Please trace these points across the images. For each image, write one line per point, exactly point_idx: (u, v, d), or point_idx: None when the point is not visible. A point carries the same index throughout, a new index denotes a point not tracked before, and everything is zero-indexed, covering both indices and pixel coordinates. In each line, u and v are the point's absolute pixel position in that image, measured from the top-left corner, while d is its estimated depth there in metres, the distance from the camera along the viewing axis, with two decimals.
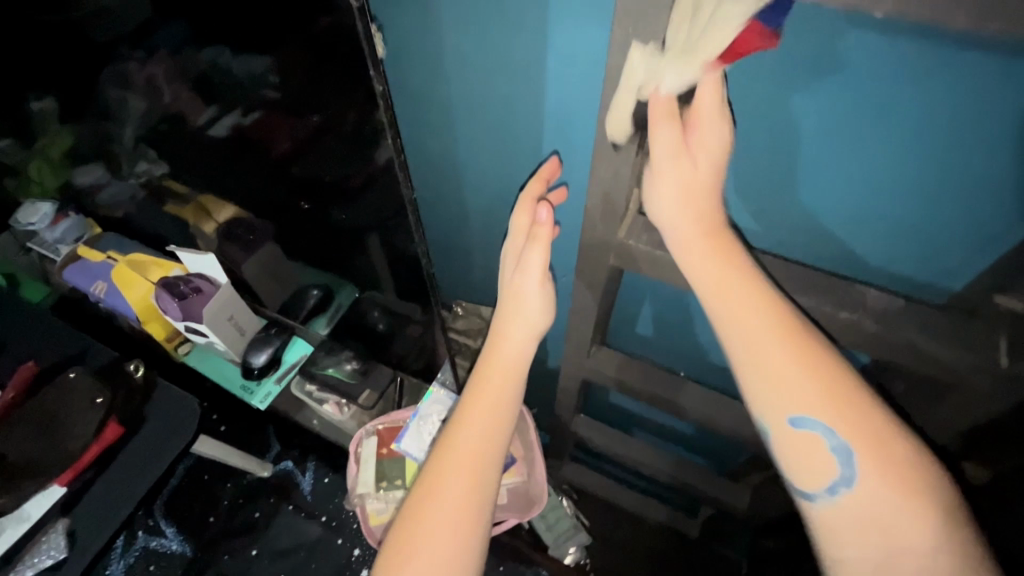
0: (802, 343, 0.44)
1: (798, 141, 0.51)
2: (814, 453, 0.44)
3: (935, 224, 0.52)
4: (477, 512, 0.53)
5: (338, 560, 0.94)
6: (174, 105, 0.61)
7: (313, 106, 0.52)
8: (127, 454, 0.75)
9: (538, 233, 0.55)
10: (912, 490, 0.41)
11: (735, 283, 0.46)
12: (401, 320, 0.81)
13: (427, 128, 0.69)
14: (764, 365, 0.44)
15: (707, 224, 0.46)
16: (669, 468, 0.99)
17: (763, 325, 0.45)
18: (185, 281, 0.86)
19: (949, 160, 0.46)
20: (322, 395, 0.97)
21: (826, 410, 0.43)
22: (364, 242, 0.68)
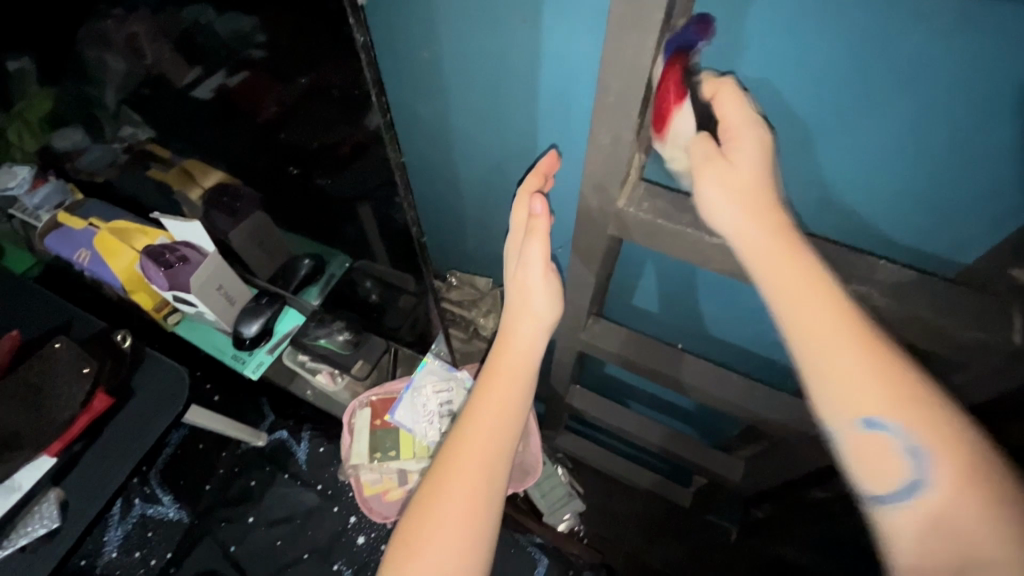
0: (877, 346, 0.40)
1: (815, 111, 0.48)
2: (880, 453, 0.40)
3: (949, 199, 0.50)
4: (485, 505, 0.54)
5: (334, 528, 0.92)
6: (156, 65, 0.57)
7: (297, 66, 0.48)
8: (117, 423, 0.75)
9: (536, 226, 0.55)
10: (963, 467, 0.38)
11: (804, 275, 0.42)
12: (394, 291, 0.79)
13: (418, 89, 0.66)
14: (830, 351, 0.40)
15: (758, 210, 0.43)
16: (663, 439, 0.99)
17: (835, 322, 0.41)
18: (170, 249, 0.83)
19: (972, 131, 0.44)
20: (314, 365, 0.96)
21: (898, 408, 0.39)
22: (355, 210, 0.66)
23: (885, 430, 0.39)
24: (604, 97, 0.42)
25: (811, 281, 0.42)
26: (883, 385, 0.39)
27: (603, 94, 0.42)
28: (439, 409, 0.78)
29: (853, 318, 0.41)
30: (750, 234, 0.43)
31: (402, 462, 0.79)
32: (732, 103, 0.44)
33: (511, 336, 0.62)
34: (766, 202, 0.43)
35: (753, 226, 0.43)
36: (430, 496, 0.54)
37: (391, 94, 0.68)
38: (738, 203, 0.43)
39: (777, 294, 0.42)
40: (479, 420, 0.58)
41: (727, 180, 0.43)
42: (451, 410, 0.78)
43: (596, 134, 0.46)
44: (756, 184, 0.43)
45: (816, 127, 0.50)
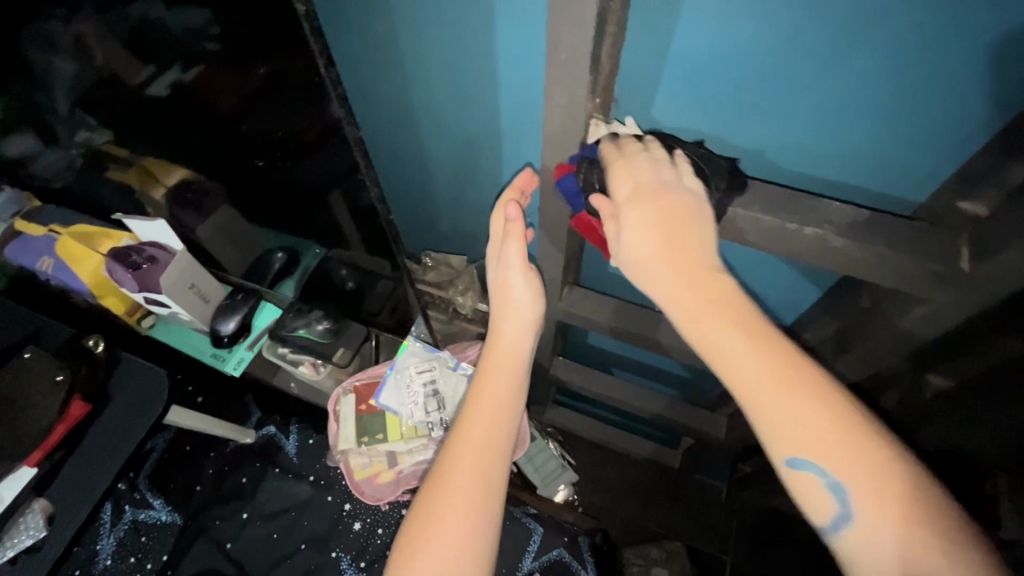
0: (804, 384, 0.40)
1: (760, 69, 0.45)
2: (817, 497, 0.39)
3: (907, 138, 0.47)
4: (486, 502, 0.54)
5: (331, 516, 0.93)
6: (105, 66, 0.56)
7: (253, 55, 0.48)
8: (97, 430, 0.73)
9: (511, 230, 0.59)
10: (887, 497, 0.37)
11: (733, 332, 0.41)
12: (370, 277, 0.79)
13: (374, 65, 0.63)
14: (752, 389, 0.40)
15: (684, 263, 0.44)
16: (647, 403, 1.01)
17: (763, 367, 0.40)
18: (137, 250, 0.80)
19: (930, 51, 0.40)
20: (296, 356, 0.94)
21: (827, 451, 0.39)
22: (326, 198, 0.65)
23: (812, 471, 0.39)
24: (556, 59, 0.41)
25: (740, 326, 0.42)
26: (810, 423, 0.39)
27: (553, 52, 0.41)
28: (424, 389, 0.78)
29: (775, 358, 0.40)
30: (675, 292, 0.43)
31: (390, 444, 0.78)
32: (615, 175, 0.47)
33: (498, 334, 0.64)
34: (702, 266, 0.44)
35: (678, 285, 0.43)
36: (432, 498, 0.54)
37: (346, 71, 0.66)
38: (679, 268, 0.43)
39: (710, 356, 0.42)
40: (477, 416, 0.59)
41: (636, 227, 0.45)
42: (436, 390, 0.78)
43: (551, 95, 0.45)
44: (674, 231, 0.44)
45: (770, 88, 0.47)
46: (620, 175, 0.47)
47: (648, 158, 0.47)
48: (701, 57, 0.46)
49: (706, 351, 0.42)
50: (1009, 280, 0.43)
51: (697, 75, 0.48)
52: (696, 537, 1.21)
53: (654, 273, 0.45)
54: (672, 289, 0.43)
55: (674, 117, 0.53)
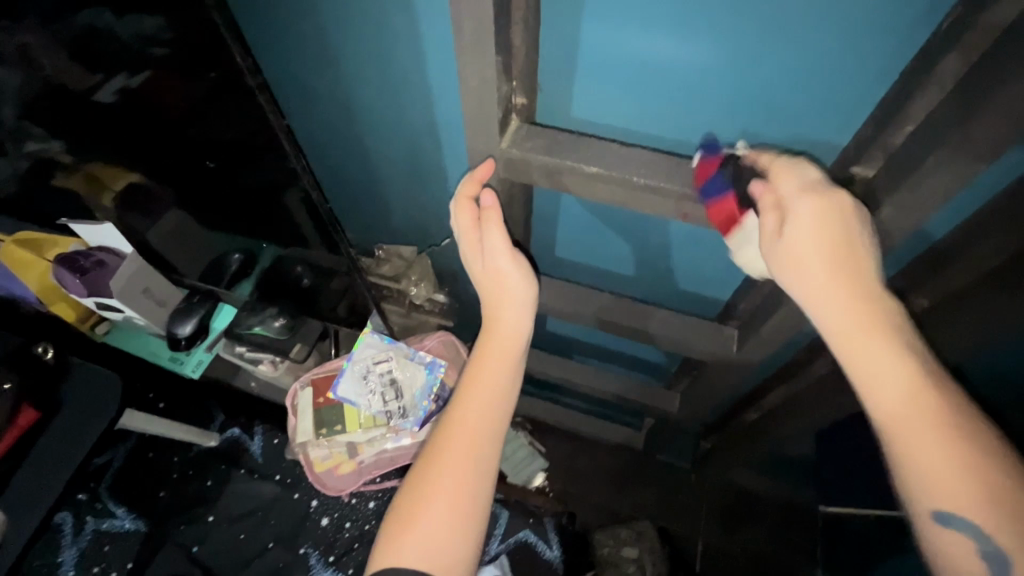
0: (971, 437, 0.40)
1: (669, 53, 0.48)
2: (965, 553, 0.39)
3: (811, 107, 0.49)
4: (474, 488, 0.54)
5: (297, 514, 0.93)
6: (53, 76, 0.55)
7: (201, 63, 0.51)
8: (47, 438, 0.73)
9: (488, 217, 0.57)
10: None
11: (902, 372, 0.42)
12: (326, 274, 0.83)
13: (299, 61, 0.63)
14: (908, 430, 0.41)
15: (849, 299, 0.44)
16: (603, 383, 1.05)
17: (926, 411, 0.41)
18: (85, 255, 0.81)
19: (818, 23, 0.42)
20: (254, 355, 0.93)
21: (979, 508, 0.38)
22: (281, 198, 0.69)
23: (964, 527, 0.39)
24: (464, 44, 0.43)
25: (913, 368, 0.42)
26: (969, 481, 0.39)
27: (460, 34, 0.42)
28: (381, 379, 0.79)
29: (943, 409, 0.40)
30: (838, 322, 0.44)
31: (349, 435, 0.79)
32: (785, 175, 0.46)
33: (497, 324, 0.61)
34: (872, 301, 0.44)
35: (842, 317, 0.44)
36: (420, 484, 0.54)
37: (271, 66, 0.65)
38: (848, 298, 0.44)
39: (863, 386, 0.43)
40: (470, 402, 0.58)
41: (797, 244, 0.44)
42: (394, 379, 0.79)
43: (464, 77, 0.46)
44: (837, 260, 0.44)
45: (683, 71, 0.49)
46: (784, 172, 0.46)
47: (813, 167, 0.46)
48: (611, 34, 0.48)
49: (865, 383, 0.43)
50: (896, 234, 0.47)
51: (610, 54, 0.50)
52: (666, 517, 1.24)
53: (817, 300, 0.45)
54: (841, 319, 0.44)
55: (592, 97, 0.55)
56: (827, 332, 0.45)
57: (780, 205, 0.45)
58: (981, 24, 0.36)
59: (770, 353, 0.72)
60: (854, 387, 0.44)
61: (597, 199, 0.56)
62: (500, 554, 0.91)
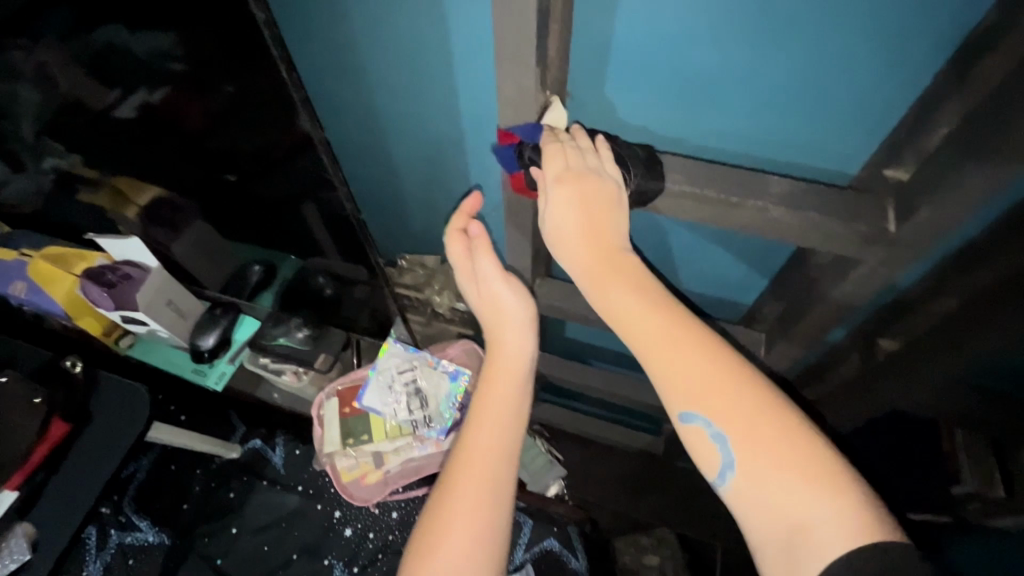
0: (705, 350, 0.44)
1: (701, 60, 0.48)
2: (706, 454, 0.43)
3: (844, 112, 0.49)
4: (491, 515, 0.54)
5: (321, 525, 0.93)
6: (71, 93, 0.58)
7: (223, 76, 0.52)
8: (77, 451, 0.73)
9: (479, 243, 0.62)
10: (788, 460, 0.40)
11: (633, 303, 0.47)
12: (348, 284, 0.83)
13: (330, 74, 0.64)
14: (658, 354, 0.45)
15: (598, 245, 0.50)
16: (623, 388, 1.05)
17: (657, 335, 0.45)
18: (112, 269, 0.83)
19: (853, 29, 0.43)
20: (278, 366, 0.94)
21: (731, 413, 0.42)
22: (301, 211, 0.69)
23: (709, 433, 0.43)
24: (503, 56, 0.44)
25: (649, 302, 0.47)
26: (726, 391, 0.43)
27: (500, 46, 0.43)
28: (406, 388, 0.79)
29: (685, 332, 0.45)
30: (585, 266, 0.50)
31: (376, 444, 0.79)
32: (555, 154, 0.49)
33: (499, 349, 0.62)
34: (615, 247, 0.50)
35: (589, 264, 0.50)
36: (436, 512, 0.55)
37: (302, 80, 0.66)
38: (630, 292, 0.48)
39: (660, 378, 0.45)
40: (476, 429, 0.58)
41: (567, 217, 0.50)
42: (419, 388, 0.79)
43: (501, 87, 0.47)
44: (579, 221, 0.49)
45: (714, 78, 0.50)
46: (553, 154, 0.49)
47: (559, 156, 0.49)
48: (643, 43, 0.49)
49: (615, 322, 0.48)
50: (931, 236, 0.47)
51: (642, 63, 0.51)
52: (685, 525, 1.23)
53: (571, 255, 0.51)
54: (639, 318, 0.46)
55: (624, 105, 0.55)
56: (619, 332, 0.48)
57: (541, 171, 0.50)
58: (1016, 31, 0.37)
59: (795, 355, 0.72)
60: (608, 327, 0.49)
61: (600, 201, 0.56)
62: (525, 562, 0.92)
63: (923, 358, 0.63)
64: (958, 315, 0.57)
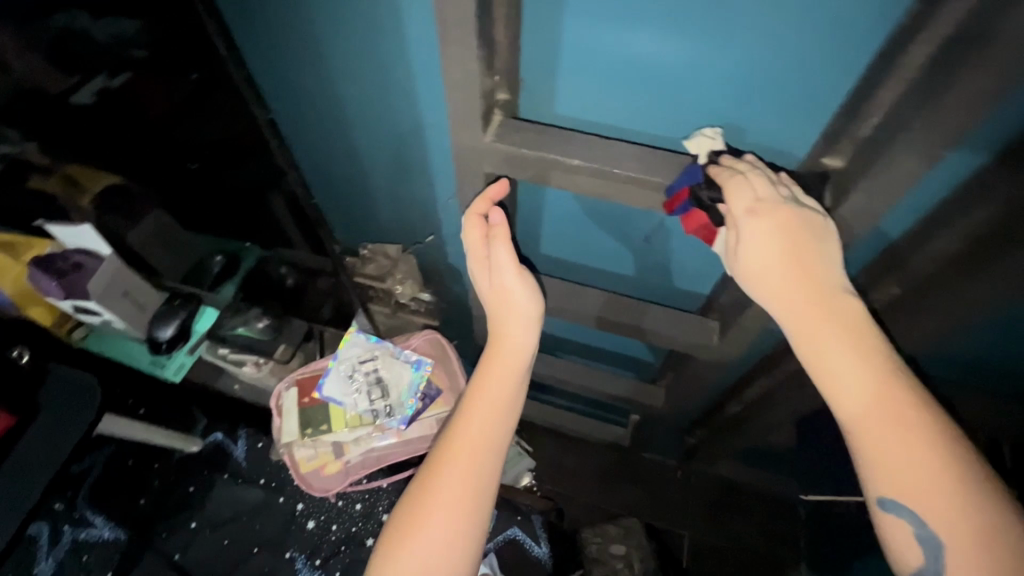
0: (921, 430, 0.43)
1: (643, 54, 0.49)
2: (906, 538, 0.44)
3: (781, 104, 0.50)
4: (476, 503, 0.55)
5: (283, 518, 0.92)
6: (24, 78, 0.51)
7: (185, 61, 0.58)
8: (23, 445, 0.71)
9: (496, 232, 0.61)
10: (987, 552, 0.41)
11: (856, 367, 0.45)
12: (311, 274, 0.89)
13: (283, 60, 0.63)
14: (869, 423, 0.44)
15: (808, 296, 0.48)
16: (590, 379, 1.06)
17: (874, 403, 0.44)
18: (63, 257, 0.79)
19: (782, 25, 0.44)
20: (238, 357, 0.92)
21: (938, 501, 0.42)
22: (266, 197, 0.76)
23: (904, 515, 0.43)
24: (448, 40, 0.44)
25: (867, 362, 0.46)
26: (939, 475, 0.42)
27: (444, 27, 0.43)
28: (367, 377, 0.79)
29: (908, 412, 0.44)
30: (795, 313, 0.48)
31: (335, 435, 0.78)
32: (738, 189, 0.49)
33: (504, 339, 0.62)
34: (828, 296, 0.48)
35: (798, 313, 0.48)
36: (421, 497, 0.55)
37: (257, 65, 0.65)
38: (852, 357, 0.46)
39: (865, 455, 0.45)
40: (473, 418, 0.58)
41: (769, 280, 0.49)
42: (379, 377, 0.79)
43: (448, 71, 0.47)
44: (778, 271, 0.49)
45: (657, 72, 0.51)
46: (739, 191, 0.49)
47: (758, 182, 0.49)
48: (586, 37, 0.50)
49: (828, 380, 0.46)
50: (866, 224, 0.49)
51: (587, 56, 0.51)
52: (652, 514, 1.25)
53: (777, 304, 0.49)
54: (851, 382, 0.45)
55: (573, 97, 0.56)
56: (824, 394, 0.47)
57: (728, 206, 0.50)
58: (934, 27, 0.39)
59: (750, 343, 0.74)
60: (816, 384, 0.48)
61: (553, 185, 0.59)
62: (491, 550, 0.92)
63: None
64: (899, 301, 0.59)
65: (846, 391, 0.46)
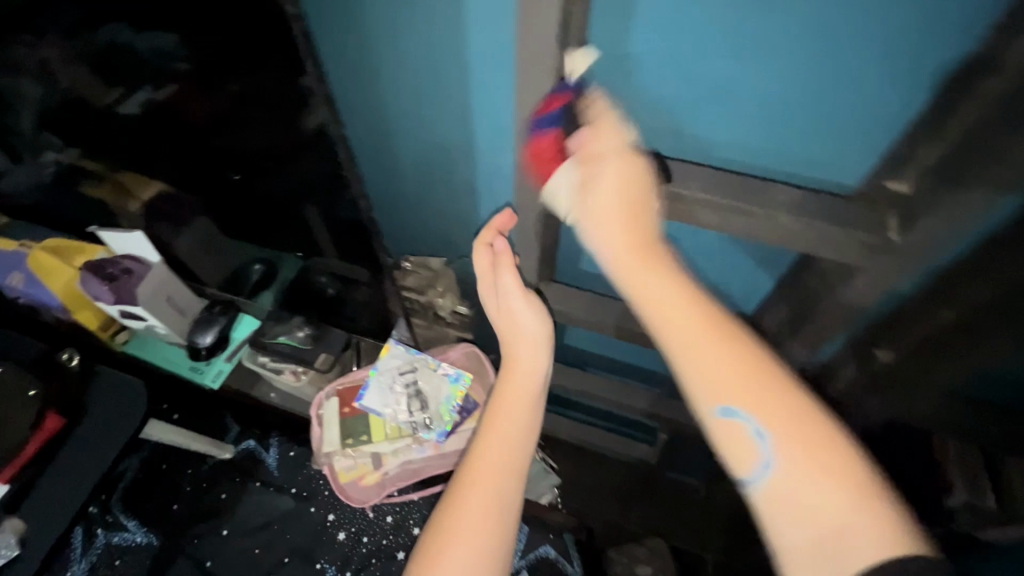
0: (736, 338, 0.44)
1: (706, 74, 0.52)
2: (739, 440, 0.41)
3: (842, 124, 0.52)
4: (501, 526, 0.54)
5: (314, 527, 0.92)
6: (70, 89, 0.60)
7: (223, 74, 0.53)
8: (70, 446, 0.72)
9: (501, 259, 0.65)
10: (816, 445, 0.40)
11: (662, 285, 0.46)
12: (351, 285, 0.83)
13: (349, 76, 0.65)
14: (682, 335, 0.44)
15: (625, 217, 0.49)
16: (621, 395, 1.06)
17: (690, 314, 0.45)
18: (113, 263, 0.81)
19: (843, 49, 0.46)
20: (277, 365, 0.92)
21: (763, 399, 0.41)
22: (299, 210, 0.69)
23: (740, 419, 0.42)
24: (524, 59, 0.47)
25: (662, 279, 0.47)
26: (753, 376, 0.42)
27: (522, 45, 0.45)
28: (406, 389, 0.79)
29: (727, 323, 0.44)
30: (604, 235, 0.49)
31: (375, 445, 0.79)
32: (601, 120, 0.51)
33: (515, 362, 0.63)
34: (642, 230, 0.49)
35: (611, 235, 0.49)
36: (445, 522, 0.54)
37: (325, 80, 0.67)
38: (664, 279, 0.47)
39: (693, 370, 0.44)
40: (492, 439, 0.58)
41: (598, 219, 0.50)
42: (419, 390, 0.79)
43: (520, 88, 0.49)
44: (617, 193, 0.49)
45: (720, 89, 0.53)
46: (604, 131, 0.50)
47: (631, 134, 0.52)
48: (652, 59, 0.52)
49: (643, 299, 0.47)
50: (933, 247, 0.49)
51: (652, 76, 0.54)
52: (677, 537, 1.23)
53: (599, 230, 0.50)
54: (662, 295, 0.46)
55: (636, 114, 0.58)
56: (647, 320, 0.47)
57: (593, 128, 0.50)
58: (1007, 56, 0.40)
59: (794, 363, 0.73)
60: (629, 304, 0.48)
61: None
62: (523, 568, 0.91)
63: (921, 368, 0.64)
64: (957, 325, 0.58)
65: (656, 306, 0.46)
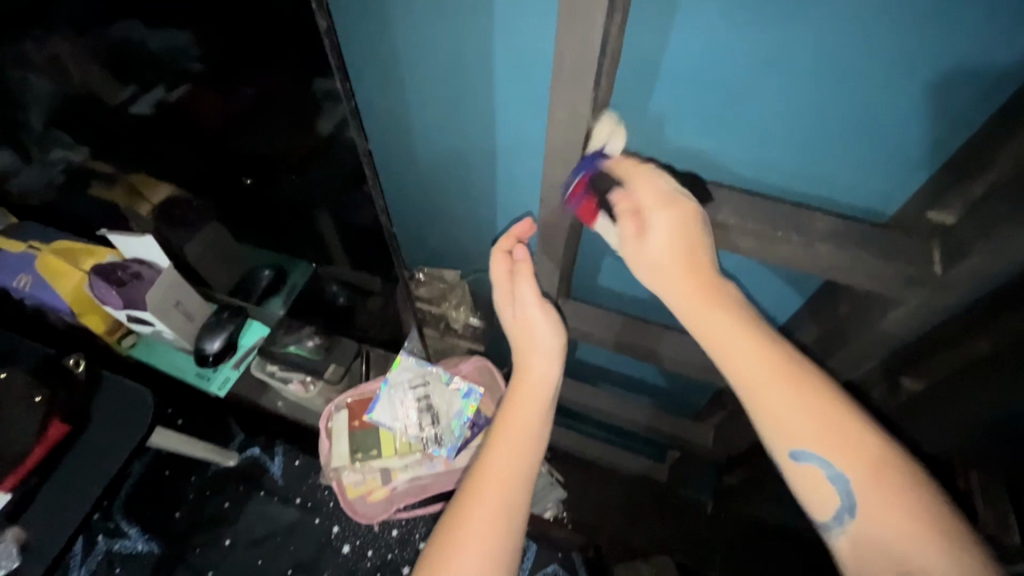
0: (802, 383, 0.46)
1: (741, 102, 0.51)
2: (817, 481, 0.46)
3: (880, 154, 0.52)
4: (504, 540, 0.51)
5: (318, 540, 0.90)
6: (83, 85, 0.58)
7: (240, 76, 0.51)
8: (74, 454, 0.70)
9: (521, 267, 0.62)
10: (886, 479, 0.43)
11: (735, 335, 0.48)
12: (361, 293, 0.82)
13: (376, 87, 0.64)
14: (760, 390, 0.46)
15: (688, 262, 0.50)
16: (633, 412, 1.04)
17: (764, 366, 0.46)
18: (123, 267, 0.80)
19: (882, 86, 0.46)
20: (286, 374, 0.91)
21: (836, 444, 0.45)
22: (313, 216, 0.68)
23: (814, 461, 0.45)
24: (562, 75, 0.45)
25: (734, 325, 0.48)
26: (822, 420, 0.45)
27: (560, 61, 0.44)
28: (416, 403, 0.78)
29: (791, 369, 0.46)
30: (663, 283, 0.51)
31: (384, 460, 0.78)
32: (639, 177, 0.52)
33: (528, 372, 0.62)
34: (703, 269, 0.50)
35: (669, 279, 0.50)
36: (446, 535, 0.52)
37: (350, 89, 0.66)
38: (732, 326, 0.48)
39: (768, 417, 0.46)
40: (500, 449, 0.56)
41: (656, 270, 0.51)
42: (430, 404, 0.78)
43: (555, 104, 0.48)
44: (668, 248, 0.50)
45: (754, 118, 0.52)
46: (644, 187, 0.51)
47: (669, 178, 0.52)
48: (686, 87, 0.52)
49: (716, 351, 0.49)
50: (976, 281, 0.48)
51: (686, 102, 0.53)
52: None
53: (660, 278, 0.51)
54: (734, 345, 0.48)
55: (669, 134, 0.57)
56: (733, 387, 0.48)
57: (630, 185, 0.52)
58: None
59: None
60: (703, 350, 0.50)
61: None
62: None
63: None
64: None
65: (728, 355, 0.48)
